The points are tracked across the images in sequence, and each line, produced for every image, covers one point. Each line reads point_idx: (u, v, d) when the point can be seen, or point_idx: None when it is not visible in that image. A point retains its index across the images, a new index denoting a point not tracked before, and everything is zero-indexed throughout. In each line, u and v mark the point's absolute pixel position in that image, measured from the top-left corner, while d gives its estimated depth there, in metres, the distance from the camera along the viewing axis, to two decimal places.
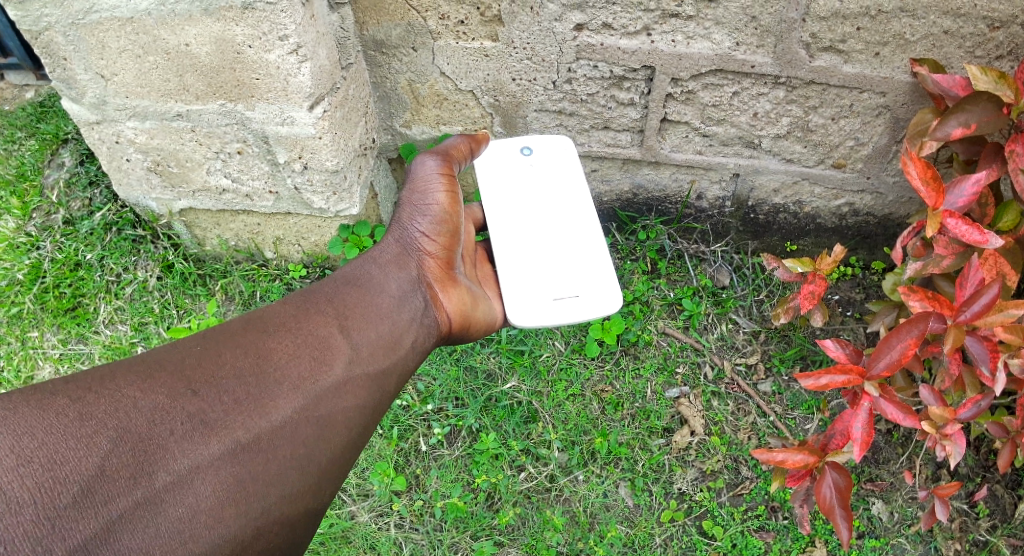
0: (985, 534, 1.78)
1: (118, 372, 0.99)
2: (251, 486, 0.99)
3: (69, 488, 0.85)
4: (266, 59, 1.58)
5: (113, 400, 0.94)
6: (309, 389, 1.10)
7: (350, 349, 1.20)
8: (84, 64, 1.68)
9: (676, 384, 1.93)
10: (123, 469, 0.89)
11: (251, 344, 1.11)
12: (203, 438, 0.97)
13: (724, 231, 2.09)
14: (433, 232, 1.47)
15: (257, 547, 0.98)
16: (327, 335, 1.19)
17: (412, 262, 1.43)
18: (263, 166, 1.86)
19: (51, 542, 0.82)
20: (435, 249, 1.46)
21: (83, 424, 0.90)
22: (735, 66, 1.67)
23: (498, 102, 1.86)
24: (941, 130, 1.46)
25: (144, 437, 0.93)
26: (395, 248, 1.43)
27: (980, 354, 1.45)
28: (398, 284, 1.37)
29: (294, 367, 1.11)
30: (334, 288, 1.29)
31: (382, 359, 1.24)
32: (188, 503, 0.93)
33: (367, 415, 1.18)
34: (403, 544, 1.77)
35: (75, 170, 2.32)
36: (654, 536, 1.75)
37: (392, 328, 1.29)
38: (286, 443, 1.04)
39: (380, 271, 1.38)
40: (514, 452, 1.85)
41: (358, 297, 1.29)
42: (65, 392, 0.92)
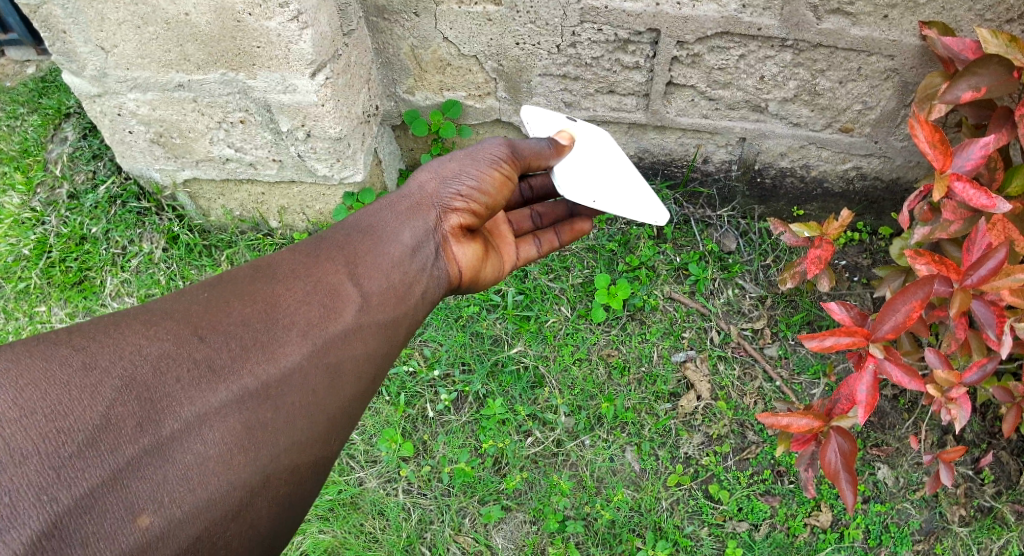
0: (990, 499, 1.78)
1: (124, 322, 0.96)
2: (260, 433, 0.94)
3: (74, 437, 0.82)
4: (266, 27, 1.57)
5: (119, 348, 0.91)
6: (319, 335, 1.06)
7: (361, 296, 1.15)
8: (84, 36, 1.66)
9: (682, 348, 1.93)
10: (128, 418, 0.86)
11: (260, 292, 1.06)
12: (211, 385, 0.93)
13: (730, 196, 2.07)
14: (468, 192, 1.40)
15: (268, 493, 0.94)
16: (337, 282, 1.14)
17: (431, 211, 1.38)
18: (265, 134, 1.85)
19: (57, 489, 0.79)
20: (465, 209, 1.40)
21: (87, 373, 0.87)
22: (741, 29, 1.65)
23: (502, 67, 1.84)
24: (950, 94, 1.44)
25: (150, 385, 0.90)
26: (413, 197, 1.38)
27: (986, 317, 1.43)
28: (412, 233, 1.32)
29: (304, 313, 1.07)
30: (345, 236, 1.24)
31: (392, 308, 1.19)
32: (196, 451, 0.89)
33: (377, 365, 1.14)
34: (411, 509, 1.78)
35: (78, 144, 2.32)
36: (660, 499, 1.77)
37: (402, 278, 1.24)
38: (295, 389, 1.00)
39: (394, 220, 1.33)
40: (521, 417, 1.86)
41: (369, 245, 1.24)
42: (69, 342, 0.90)
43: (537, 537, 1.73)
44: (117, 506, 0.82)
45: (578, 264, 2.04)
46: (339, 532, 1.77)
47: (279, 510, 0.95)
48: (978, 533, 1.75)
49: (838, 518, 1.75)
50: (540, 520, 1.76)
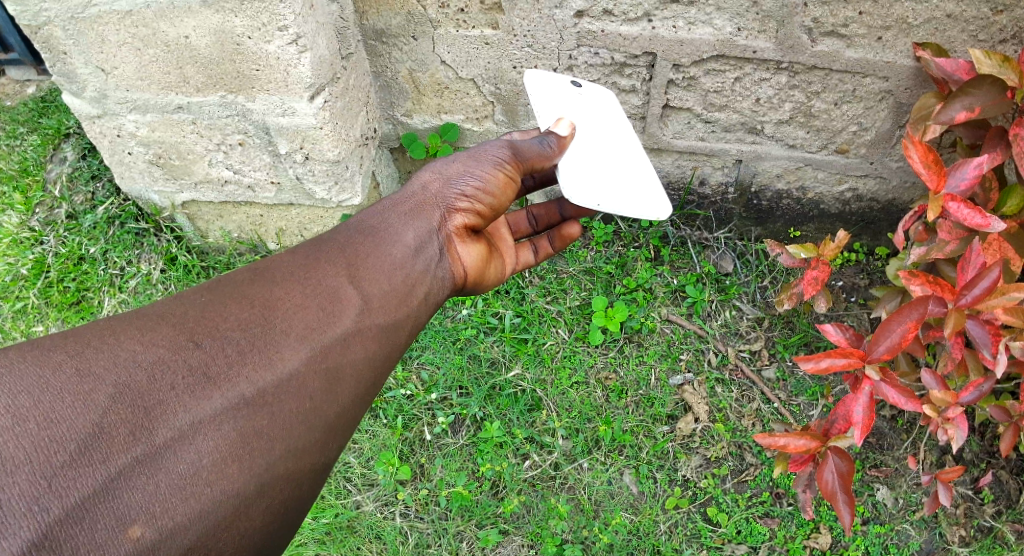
0: (990, 519, 1.78)
1: (119, 327, 0.95)
2: (256, 441, 0.93)
3: (66, 446, 0.82)
4: (266, 50, 1.58)
5: (113, 355, 0.90)
6: (317, 340, 1.04)
7: (362, 299, 1.13)
8: (84, 58, 1.68)
9: (679, 370, 1.93)
10: (121, 427, 0.85)
11: (258, 296, 1.05)
12: (206, 392, 0.92)
13: (727, 217, 2.08)
14: (472, 191, 1.39)
15: (263, 502, 0.93)
16: (337, 286, 1.12)
17: (434, 212, 1.36)
18: (264, 157, 1.86)
19: (48, 499, 0.78)
20: (470, 209, 1.41)
21: (81, 380, 0.86)
22: (736, 52, 1.66)
23: (499, 90, 1.85)
24: (944, 115, 1.45)
25: (144, 393, 0.89)
26: (417, 197, 1.36)
27: (981, 337, 1.45)
28: (415, 233, 1.30)
29: (302, 317, 1.05)
30: (347, 237, 1.23)
31: (393, 311, 1.17)
32: (189, 460, 0.88)
33: (376, 369, 1.12)
34: (408, 533, 1.77)
35: (77, 164, 2.32)
36: (659, 523, 1.76)
37: (405, 280, 1.23)
38: (293, 396, 0.99)
39: (398, 220, 1.31)
40: (518, 440, 1.86)
41: (371, 247, 1.22)
42: (63, 347, 0.89)
43: None
44: (108, 516, 0.81)
45: (576, 286, 2.04)
46: None
47: (274, 518, 0.95)
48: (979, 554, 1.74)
49: (838, 539, 1.74)
50: (538, 544, 1.74)
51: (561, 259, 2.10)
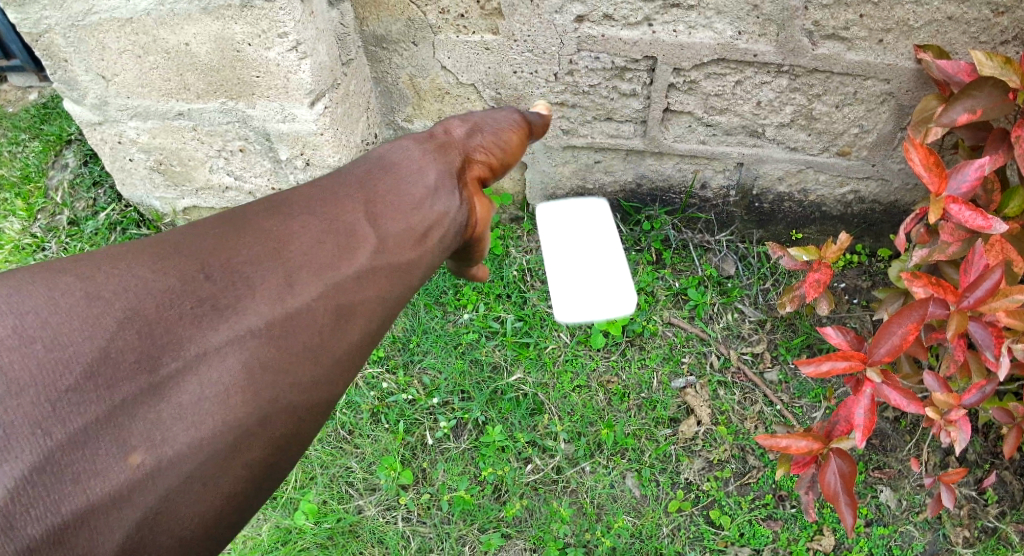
0: (993, 521, 1.77)
1: (127, 253, 0.85)
2: (264, 375, 0.84)
3: (72, 368, 0.73)
4: (265, 57, 1.58)
5: (123, 279, 0.80)
6: (332, 276, 0.93)
7: (378, 236, 1.01)
8: (85, 65, 1.68)
9: (682, 374, 1.93)
10: (128, 352, 0.76)
11: (272, 225, 0.93)
12: (213, 322, 0.82)
13: (728, 220, 2.07)
14: (487, 144, 1.29)
15: (266, 436, 0.83)
16: (355, 221, 1.01)
17: (453, 155, 1.23)
18: (264, 162, 1.86)
19: (50, 425, 0.70)
20: (484, 162, 1.29)
21: (89, 303, 0.77)
22: (736, 55, 1.66)
23: (500, 95, 1.85)
24: (946, 117, 1.45)
25: (153, 321, 0.79)
26: (437, 140, 1.23)
27: (984, 339, 1.42)
28: (437, 173, 1.17)
29: (317, 251, 0.94)
30: (366, 171, 1.11)
31: (415, 251, 1.06)
32: (195, 391, 0.78)
33: (391, 310, 1.02)
34: (410, 537, 1.77)
35: (79, 171, 2.33)
36: (661, 526, 1.75)
37: (425, 219, 1.10)
38: (304, 332, 0.88)
39: (420, 157, 1.17)
40: (520, 444, 1.86)
41: (390, 183, 1.10)
42: (73, 271, 0.80)
43: None
44: (109, 444, 0.72)
45: None
46: None
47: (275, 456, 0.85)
48: None
49: (841, 541, 1.74)
50: (540, 548, 1.74)
51: None
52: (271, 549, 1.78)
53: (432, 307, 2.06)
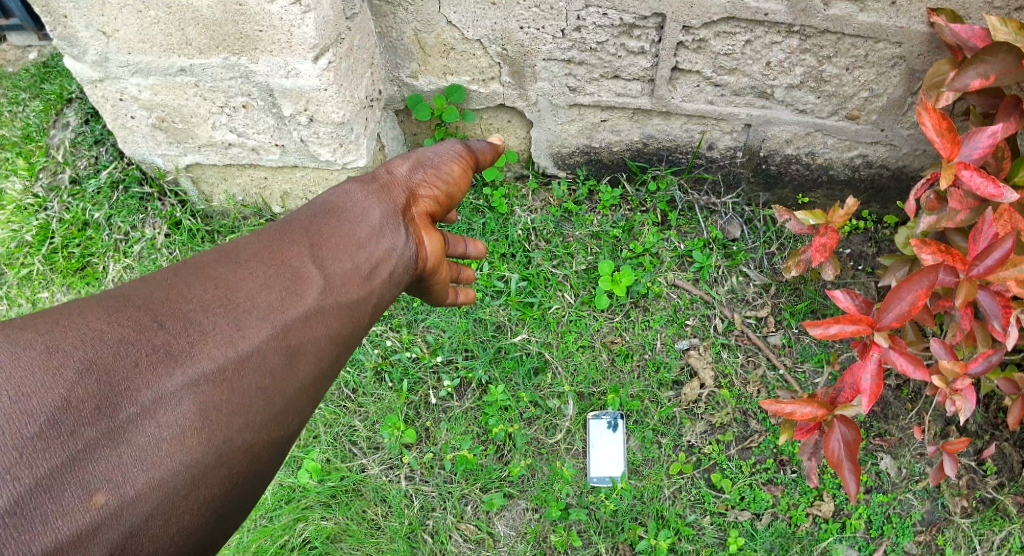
0: (992, 491, 1.77)
1: (84, 308, 0.90)
2: (216, 415, 0.90)
3: (36, 417, 0.78)
4: (269, 11, 1.55)
5: (80, 332, 0.86)
6: (279, 318, 1.00)
7: (325, 277, 1.10)
8: (85, 21, 1.65)
9: (686, 335, 1.93)
10: (89, 400, 0.82)
11: (220, 275, 1.01)
12: (167, 369, 0.88)
13: (735, 182, 2.05)
14: (431, 179, 1.47)
15: (221, 473, 0.90)
16: (300, 265, 1.08)
17: (397, 195, 1.37)
18: (268, 119, 1.84)
19: (19, 469, 0.75)
20: (429, 196, 1.46)
21: (50, 355, 0.82)
22: (747, 14, 1.63)
23: (506, 52, 1.82)
24: (958, 81, 1.43)
25: (110, 368, 0.85)
26: (382, 180, 1.39)
27: (991, 308, 1.42)
28: (380, 214, 1.28)
29: (264, 296, 1.01)
30: (307, 219, 1.20)
31: (360, 288, 1.15)
32: (151, 433, 0.84)
33: (339, 346, 1.09)
34: (413, 496, 1.80)
35: (80, 129, 2.30)
36: (663, 488, 1.78)
37: (368, 259, 1.20)
38: (254, 373, 0.95)
39: (363, 200, 1.29)
40: (523, 404, 1.87)
41: (332, 228, 1.19)
42: (33, 326, 0.85)
43: (539, 525, 1.76)
44: (75, 485, 0.78)
45: (582, 250, 2.03)
46: (342, 518, 1.78)
47: (229, 489, 0.91)
48: (980, 524, 1.75)
49: (840, 507, 1.76)
50: (542, 508, 1.78)
51: (567, 223, 2.08)
52: (275, 508, 1.81)
53: None
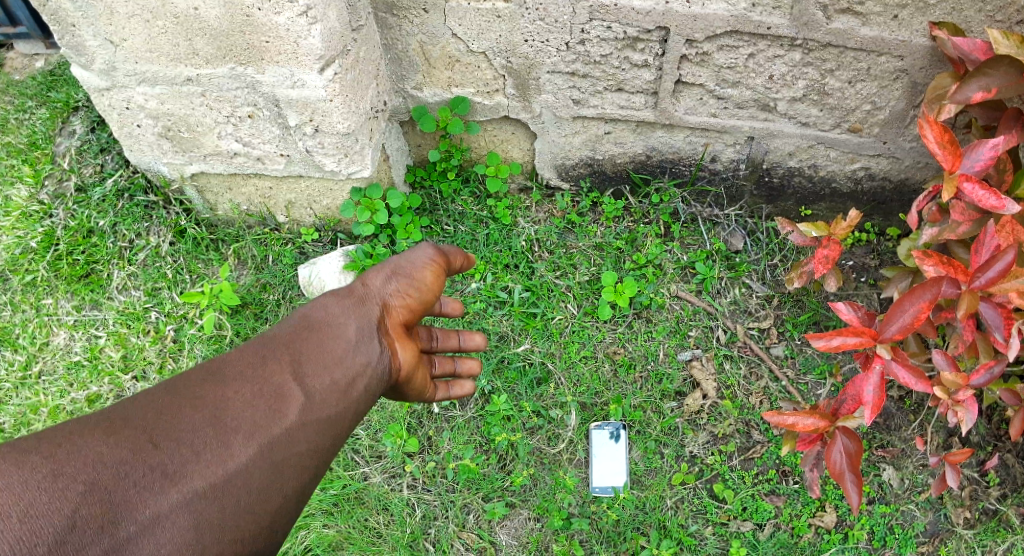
0: (995, 502, 1.77)
1: (79, 431, 0.88)
2: (206, 534, 0.88)
3: (43, 538, 0.77)
4: (275, 22, 1.57)
5: (78, 457, 0.84)
6: (267, 436, 0.97)
7: (309, 393, 1.05)
8: (93, 30, 1.66)
9: (688, 346, 1.93)
10: (91, 525, 0.80)
11: (209, 392, 0.98)
12: (165, 490, 0.86)
13: (738, 195, 2.06)
14: (406, 289, 1.33)
15: None
16: (286, 380, 1.05)
17: (375, 305, 1.27)
18: (273, 129, 1.85)
19: None
20: (402, 309, 1.31)
21: (55, 479, 0.81)
22: (751, 28, 1.64)
23: (511, 64, 1.84)
24: (960, 94, 1.44)
25: (112, 489, 0.83)
26: (358, 291, 1.27)
27: (993, 320, 1.43)
28: (359, 324, 1.21)
29: (252, 413, 0.98)
30: (288, 332, 1.15)
31: (345, 401, 1.10)
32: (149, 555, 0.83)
33: (324, 460, 1.06)
34: (415, 505, 1.81)
35: (86, 137, 2.32)
36: (665, 498, 1.78)
37: (352, 370, 1.14)
38: (242, 495, 0.93)
39: (343, 309, 1.22)
40: (525, 414, 1.88)
41: (314, 340, 1.14)
42: (38, 449, 0.84)
43: (541, 534, 1.76)
44: None
45: (585, 261, 2.04)
46: (344, 526, 1.79)
47: None
48: (983, 536, 1.75)
49: (842, 518, 1.76)
50: (544, 517, 1.78)
51: (570, 234, 2.09)
52: None
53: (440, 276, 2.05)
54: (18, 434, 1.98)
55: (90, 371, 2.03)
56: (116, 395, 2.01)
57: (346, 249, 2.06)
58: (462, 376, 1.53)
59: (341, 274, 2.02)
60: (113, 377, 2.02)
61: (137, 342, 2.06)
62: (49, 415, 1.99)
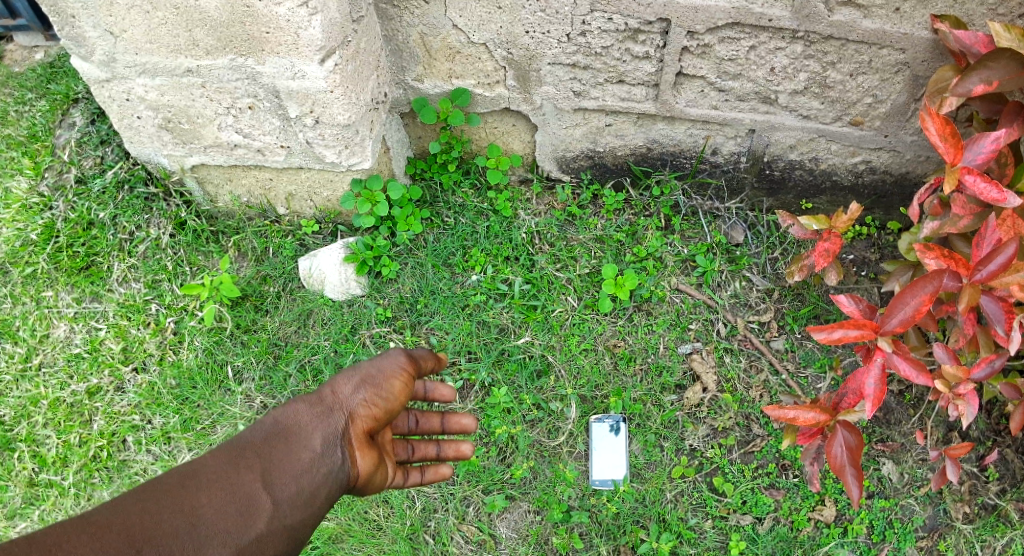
0: (994, 497, 1.77)
1: (64, 534, 0.86)
2: None
3: None
4: (275, 13, 1.56)
5: None
6: (238, 545, 0.98)
7: (278, 503, 1.05)
8: (93, 21, 1.65)
9: (688, 339, 1.93)
10: None
11: (186, 501, 0.96)
12: None
13: (739, 188, 2.05)
14: (376, 398, 1.28)
15: None
16: (256, 490, 1.04)
17: (344, 413, 1.24)
18: (274, 121, 1.85)
19: None
20: (368, 419, 1.26)
21: None
22: (752, 19, 1.64)
23: (512, 56, 1.83)
24: (962, 87, 1.43)
25: None
26: (327, 399, 1.23)
27: (994, 314, 1.43)
28: (328, 432, 1.19)
29: (225, 523, 0.98)
30: (257, 441, 1.12)
31: (308, 509, 1.10)
32: None
33: None
34: (415, 498, 1.81)
35: (86, 129, 2.32)
36: (664, 492, 1.78)
37: (318, 478, 1.14)
38: None
39: (312, 416, 1.20)
40: (525, 406, 1.88)
41: (283, 449, 1.13)
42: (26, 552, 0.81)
43: (541, 527, 1.76)
44: None
45: (586, 254, 2.04)
46: (344, 519, 1.79)
47: None
48: (982, 530, 1.74)
49: (842, 512, 1.76)
50: (544, 510, 1.78)
51: (571, 227, 2.09)
52: None
53: (440, 268, 2.05)
54: (19, 426, 1.98)
55: (90, 363, 2.03)
56: (116, 388, 2.01)
57: (347, 241, 2.06)
58: (446, 456, 1.47)
59: (341, 266, 2.03)
60: (113, 369, 2.02)
61: (137, 335, 2.06)
62: (50, 408, 1.99)
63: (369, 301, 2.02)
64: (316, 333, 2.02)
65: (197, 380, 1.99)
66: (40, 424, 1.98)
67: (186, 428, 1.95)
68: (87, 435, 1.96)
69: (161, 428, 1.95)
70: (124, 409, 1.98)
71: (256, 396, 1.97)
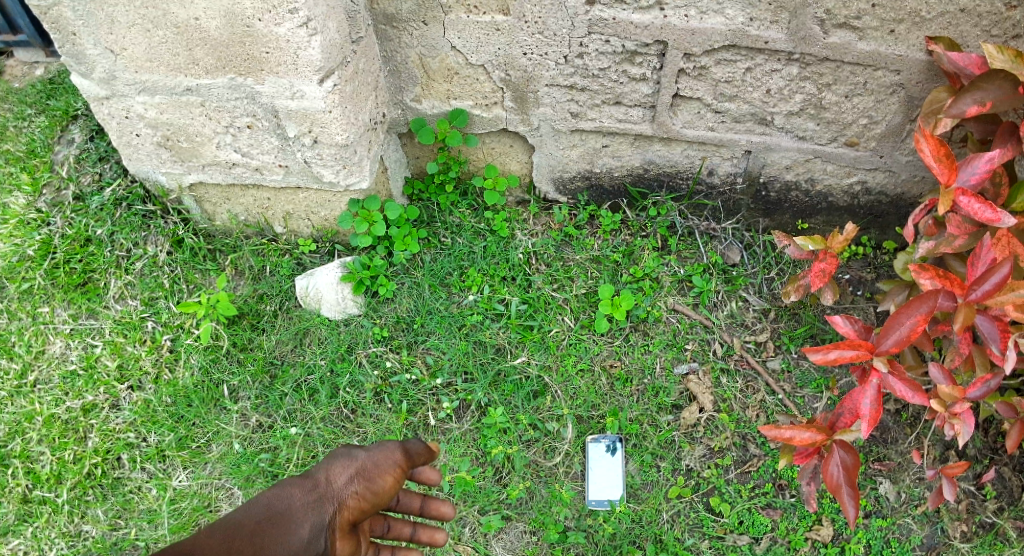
0: (992, 516, 1.77)
1: None
2: None
3: None
4: (275, 33, 1.57)
5: None
6: None
7: None
8: (94, 39, 1.66)
9: (685, 360, 1.93)
10: None
11: None
12: None
13: (735, 208, 2.06)
14: (368, 489, 1.19)
15: None
16: None
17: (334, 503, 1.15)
18: (272, 140, 1.85)
19: None
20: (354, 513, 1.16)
21: None
22: (748, 42, 1.65)
23: (509, 77, 1.84)
24: (955, 108, 1.44)
25: None
26: (318, 486, 1.15)
27: (990, 333, 1.42)
28: (318, 523, 1.11)
29: None
30: (249, 524, 1.05)
31: None
32: None
33: None
34: None
35: (84, 146, 2.32)
36: (661, 512, 1.78)
37: None
38: None
39: (302, 502, 1.12)
40: (522, 426, 1.87)
41: (273, 538, 1.05)
42: None
43: (537, 547, 1.75)
44: None
45: (583, 274, 2.04)
46: None
47: None
48: (979, 550, 1.74)
49: (839, 532, 1.76)
50: (540, 530, 1.78)
51: (568, 247, 2.10)
52: None
53: (437, 288, 2.05)
54: (12, 443, 1.97)
55: (86, 380, 2.02)
56: (111, 405, 2.00)
57: (343, 261, 2.06)
58: (420, 541, 1.32)
59: (338, 285, 2.03)
60: (108, 386, 2.01)
61: (133, 352, 2.05)
62: (44, 424, 1.98)
63: (366, 321, 2.02)
64: (312, 353, 2.02)
65: (192, 398, 1.98)
66: (34, 440, 1.97)
67: (181, 446, 1.94)
68: (81, 451, 1.94)
69: (156, 446, 1.94)
70: (119, 426, 1.97)
71: (251, 414, 1.97)
